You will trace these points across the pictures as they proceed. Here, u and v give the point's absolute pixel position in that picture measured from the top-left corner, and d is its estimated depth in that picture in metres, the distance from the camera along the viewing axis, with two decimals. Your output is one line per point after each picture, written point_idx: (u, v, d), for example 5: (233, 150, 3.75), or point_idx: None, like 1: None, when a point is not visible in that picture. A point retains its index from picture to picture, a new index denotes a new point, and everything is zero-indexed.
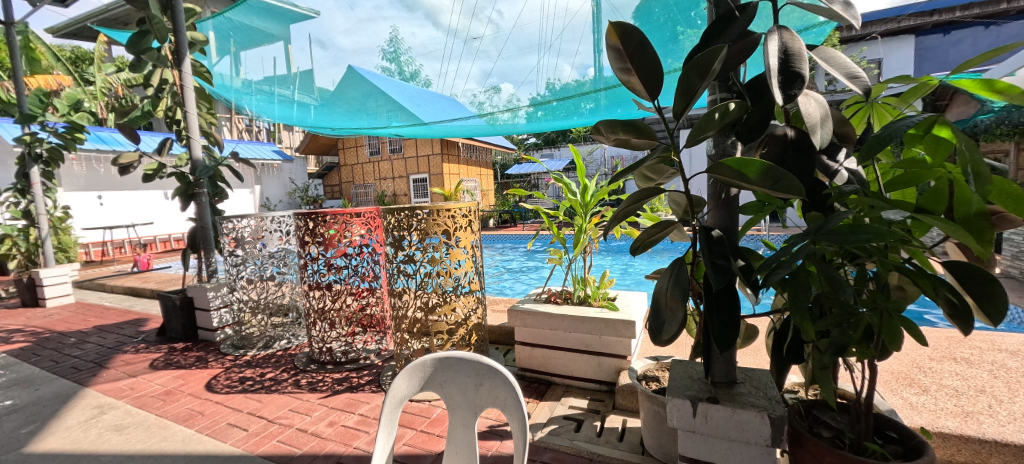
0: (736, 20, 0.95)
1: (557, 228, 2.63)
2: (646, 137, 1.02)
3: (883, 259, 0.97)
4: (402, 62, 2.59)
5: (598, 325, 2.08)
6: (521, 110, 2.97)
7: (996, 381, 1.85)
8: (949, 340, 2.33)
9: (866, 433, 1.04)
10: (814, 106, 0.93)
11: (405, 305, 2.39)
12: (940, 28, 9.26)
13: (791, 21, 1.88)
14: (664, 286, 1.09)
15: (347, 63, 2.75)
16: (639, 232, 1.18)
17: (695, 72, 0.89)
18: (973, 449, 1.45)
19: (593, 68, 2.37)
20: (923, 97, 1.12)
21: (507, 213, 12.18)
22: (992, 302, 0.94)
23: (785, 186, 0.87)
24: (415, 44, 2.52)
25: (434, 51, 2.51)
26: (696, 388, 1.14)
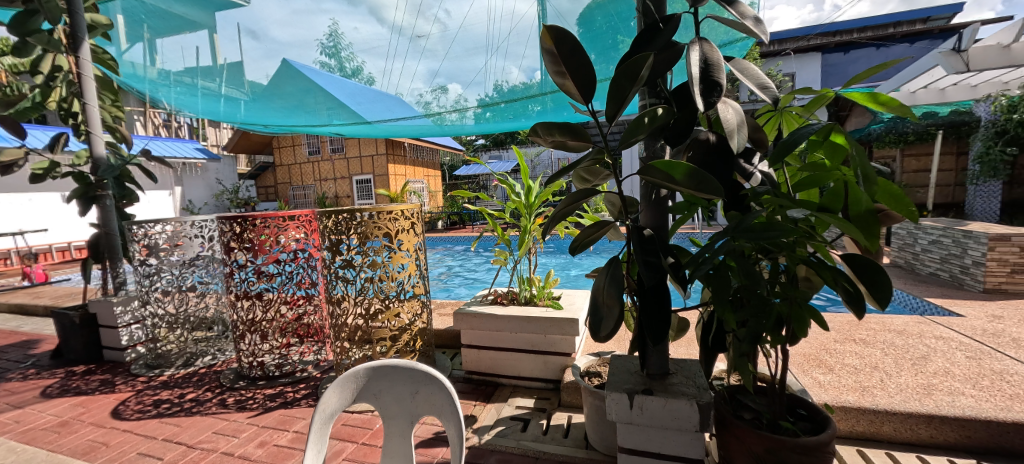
0: (662, 30, 1.01)
1: (502, 229, 2.63)
2: (581, 139, 1.05)
3: (791, 253, 1.07)
4: (343, 58, 2.41)
5: (544, 324, 2.11)
6: (469, 110, 2.91)
7: (886, 358, 2.12)
8: (849, 324, 2.64)
9: (780, 412, 1.14)
10: (732, 113, 1.00)
11: (345, 313, 2.28)
12: (841, 47, 10.47)
13: (719, 35, 2.01)
14: (601, 284, 1.12)
15: (282, 56, 2.52)
16: (578, 231, 1.21)
17: (625, 78, 0.93)
18: (868, 419, 1.65)
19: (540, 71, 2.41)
20: (823, 107, 1.25)
21: (456, 215, 12.07)
22: (880, 289, 1.06)
23: (707, 187, 0.93)
24: (358, 40, 2.39)
25: (379, 47, 2.42)
26: (632, 382, 1.19)
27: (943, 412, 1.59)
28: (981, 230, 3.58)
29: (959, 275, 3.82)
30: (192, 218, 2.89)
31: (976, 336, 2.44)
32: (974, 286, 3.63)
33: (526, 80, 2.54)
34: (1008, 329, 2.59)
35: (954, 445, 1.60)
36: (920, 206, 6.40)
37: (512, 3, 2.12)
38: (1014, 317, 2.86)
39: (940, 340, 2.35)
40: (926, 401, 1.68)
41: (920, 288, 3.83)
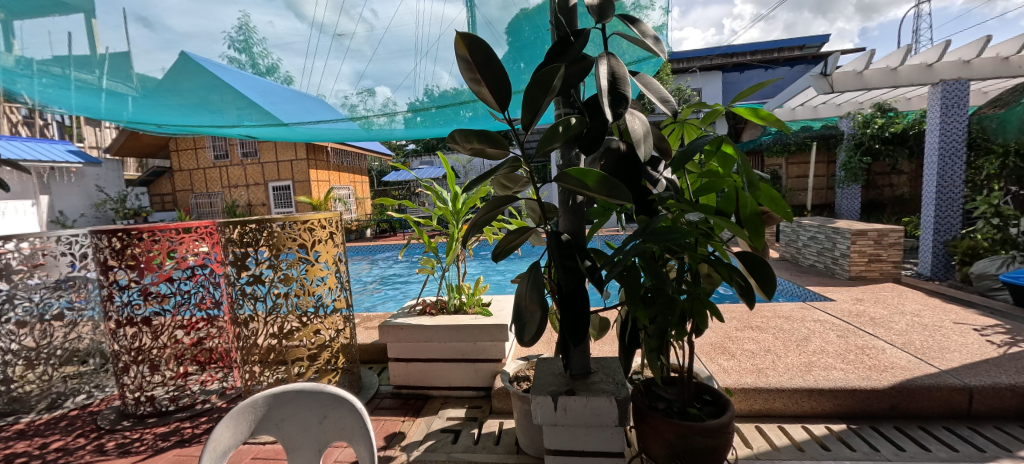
0: (573, 43, 1.05)
1: (429, 237, 2.57)
2: (499, 146, 1.05)
3: (693, 253, 1.17)
4: (254, 54, 2.20)
5: (473, 331, 2.09)
6: (399, 114, 2.86)
7: (777, 342, 2.40)
8: (747, 313, 2.96)
9: (688, 400, 1.23)
10: (638, 123, 1.07)
11: (254, 334, 2.08)
12: (737, 68, 11.83)
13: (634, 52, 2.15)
14: (523, 290, 1.14)
15: (180, 48, 2.17)
16: (500, 238, 1.21)
17: (539, 88, 0.96)
18: (763, 397, 1.85)
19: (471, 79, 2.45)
20: (717, 120, 1.38)
21: (386, 223, 11.62)
22: (766, 282, 1.19)
23: (617, 194, 0.99)
24: (272, 34, 2.16)
25: (295, 43, 2.21)
26: (556, 383, 1.22)
27: (821, 385, 1.84)
28: (845, 227, 4.22)
29: (831, 265, 4.47)
30: (58, 233, 2.47)
31: (844, 317, 2.87)
32: (842, 275, 4.27)
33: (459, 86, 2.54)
34: (867, 309, 3.09)
35: (830, 412, 1.85)
36: (801, 207, 7.40)
37: (441, 7, 2.11)
38: (871, 299, 3.40)
39: (817, 323, 2.72)
40: (807, 377, 1.93)
41: (803, 278, 4.42)
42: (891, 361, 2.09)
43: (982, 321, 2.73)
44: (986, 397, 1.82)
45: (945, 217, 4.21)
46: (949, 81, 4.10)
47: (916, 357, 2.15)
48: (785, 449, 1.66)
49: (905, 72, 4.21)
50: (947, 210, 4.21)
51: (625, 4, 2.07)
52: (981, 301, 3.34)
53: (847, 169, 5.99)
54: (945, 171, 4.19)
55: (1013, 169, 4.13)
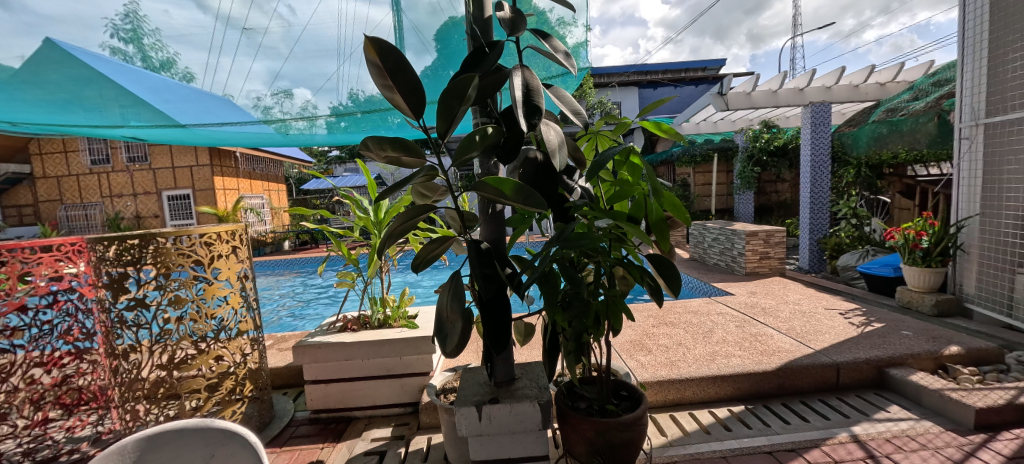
0: (488, 53, 1.07)
1: (348, 249, 2.43)
2: (414, 155, 1.03)
3: (606, 256, 1.24)
4: (145, 45, 1.93)
5: (398, 346, 2.01)
6: (320, 118, 2.64)
7: (686, 335, 2.63)
8: (662, 310, 3.20)
9: (607, 397, 1.30)
10: (553, 134, 1.10)
11: (139, 365, 1.81)
12: (651, 85, 12.89)
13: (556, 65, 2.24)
14: (445, 301, 1.11)
15: (45, 34, 1.84)
16: (419, 248, 1.17)
17: (453, 96, 0.95)
18: (676, 387, 2.01)
19: None
20: (625, 132, 1.46)
21: (306, 234, 10.82)
22: (672, 281, 1.29)
23: (533, 202, 1.02)
24: (167, 25, 1.89)
25: (194, 35, 1.96)
26: (481, 393, 1.22)
27: (723, 372, 2.05)
28: (741, 229, 4.76)
29: (730, 263, 5.01)
30: None
31: (742, 309, 3.22)
32: (739, 271, 4.80)
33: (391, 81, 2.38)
34: (760, 301, 3.50)
35: (731, 396, 2.06)
36: (707, 211, 8.21)
37: (365, 10, 2.07)
38: (763, 292, 3.87)
39: (720, 316, 3.03)
40: (712, 366, 2.13)
41: (708, 276, 4.90)
42: (778, 346, 2.39)
43: (846, 306, 3.22)
44: (849, 371, 2.14)
45: (818, 218, 4.88)
46: (815, 104, 4.84)
47: (798, 340, 2.47)
48: (694, 434, 1.81)
49: (783, 95, 4.88)
50: (818, 212, 4.89)
51: (550, 20, 2.17)
52: (845, 289, 3.95)
53: (742, 177, 6.77)
54: (816, 179, 4.88)
55: (863, 178, 4.97)
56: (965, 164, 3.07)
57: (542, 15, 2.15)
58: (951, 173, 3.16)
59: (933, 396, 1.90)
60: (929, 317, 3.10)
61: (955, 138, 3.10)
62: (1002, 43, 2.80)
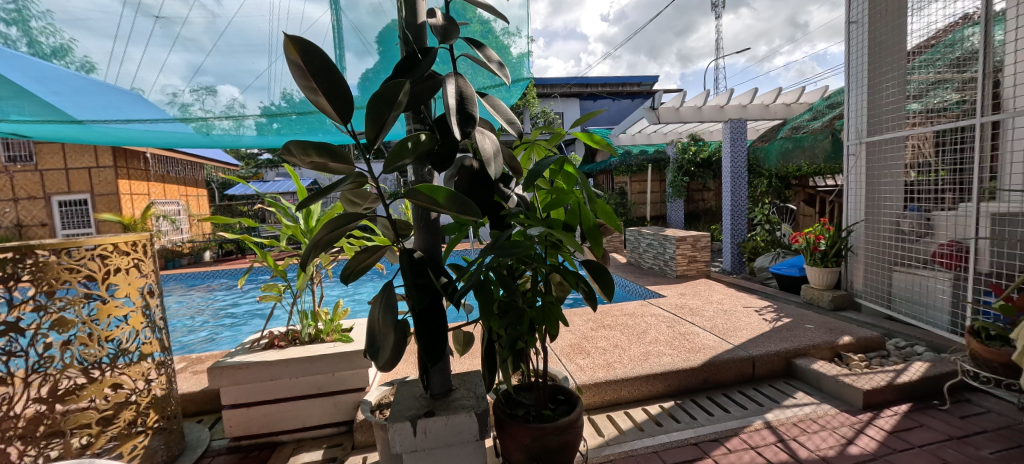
0: (421, 60, 1.05)
1: (275, 260, 2.26)
2: (342, 161, 0.98)
3: (541, 263, 1.26)
4: (32, 29, 1.69)
5: (331, 361, 1.90)
6: (249, 118, 2.36)
7: (622, 336, 2.75)
8: (600, 313, 3.31)
9: (544, 402, 1.31)
10: (488, 143, 1.11)
11: (9, 401, 1.54)
12: (591, 97, 13.48)
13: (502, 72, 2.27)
14: (377, 313, 1.07)
15: None
16: (348, 259, 1.12)
17: (382, 102, 0.93)
18: (612, 387, 2.09)
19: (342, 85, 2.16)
20: (561, 142, 1.49)
21: (230, 244, 9.95)
22: (606, 285, 1.34)
23: (467, 210, 1.01)
24: (59, 7, 1.67)
25: (94, 20, 1.74)
26: (416, 407, 1.18)
27: (655, 370, 2.17)
28: (671, 235, 5.10)
29: (662, 267, 5.33)
30: None
31: (672, 309, 3.43)
32: (671, 274, 5.11)
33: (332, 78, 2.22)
34: (688, 301, 3.75)
35: (662, 393, 2.18)
36: (642, 218, 8.70)
37: (300, 6, 1.97)
38: (691, 293, 4.16)
39: (653, 317, 3.19)
40: (645, 365, 2.24)
41: (643, 279, 5.18)
42: (704, 343, 2.57)
43: (760, 304, 3.55)
44: (763, 364, 2.36)
45: (738, 224, 5.33)
46: (733, 120, 5.33)
47: (721, 337, 2.68)
48: (629, 432, 1.89)
49: (707, 111, 5.31)
50: (737, 219, 5.33)
51: (495, 29, 2.20)
52: (760, 288, 4.36)
53: (673, 186, 7.25)
54: (735, 188, 5.34)
55: (773, 188, 5.53)
56: (852, 177, 3.51)
57: (488, 24, 2.18)
58: (842, 184, 3.61)
59: (831, 382, 2.14)
60: (828, 311, 3.50)
61: (844, 154, 3.56)
62: (877, 72, 3.27)
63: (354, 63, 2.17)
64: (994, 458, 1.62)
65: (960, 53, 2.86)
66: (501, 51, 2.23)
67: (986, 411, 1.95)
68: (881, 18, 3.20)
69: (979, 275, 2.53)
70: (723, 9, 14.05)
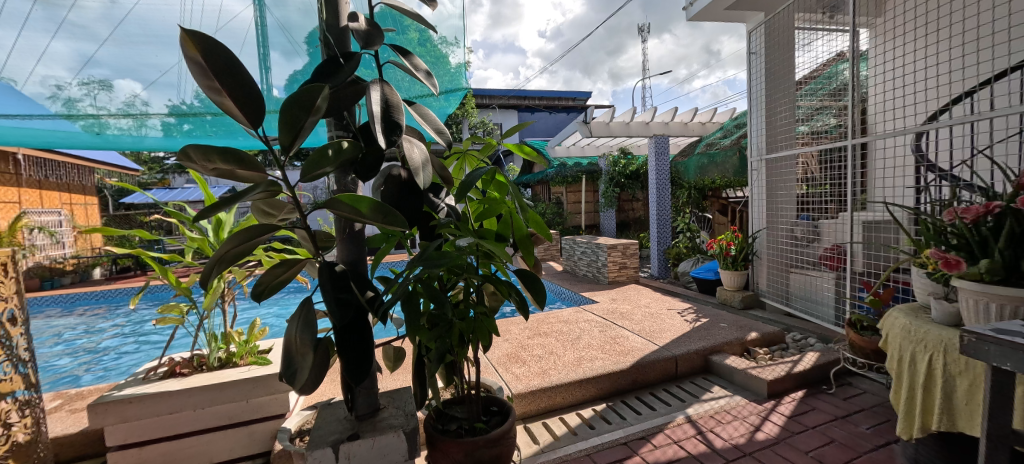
0: (343, 65, 1.00)
1: (176, 277, 2.01)
2: (251, 168, 0.91)
3: (472, 273, 1.24)
4: None
5: (245, 387, 1.72)
6: (153, 117, 2.09)
7: (557, 343, 2.81)
8: (537, 321, 3.37)
9: (476, 416, 1.30)
10: (417, 152, 1.08)
11: None
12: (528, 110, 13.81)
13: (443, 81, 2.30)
14: (293, 331, 0.98)
15: None
16: (261, 275, 1.03)
17: (298, 107, 0.87)
18: (547, 394, 2.12)
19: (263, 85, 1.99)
20: (493, 152, 1.49)
21: (125, 260, 8.72)
22: (538, 293, 1.35)
23: (392, 220, 0.97)
24: None
25: None
26: (339, 430, 1.11)
27: (587, 375, 2.24)
28: (603, 243, 5.34)
29: (595, 274, 5.55)
30: None
31: (604, 315, 3.58)
32: (603, 281, 5.35)
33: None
34: (618, 306, 3.93)
35: (595, 396, 2.26)
36: (577, 227, 9.02)
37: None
38: (621, 298, 4.37)
39: (587, 323, 3.31)
40: (579, 370, 2.31)
41: (578, 286, 5.35)
42: (632, 346, 2.70)
43: (682, 307, 3.82)
44: (684, 362, 2.53)
45: (663, 232, 5.71)
46: (657, 136, 5.75)
47: (648, 339, 2.84)
48: (563, 437, 1.93)
49: (634, 126, 5.67)
50: (663, 227, 5.71)
51: (433, 38, 2.19)
52: (682, 292, 4.70)
53: (605, 197, 7.63)
54: (660, 199, 5.72)
55: (693, 199, 6.02)
56: (757, 189, 3.91)
57: (426, 33, 2.16)
58: (748, 195, 4.01)
59: (742, 375, 2.36)
60: (739, 310, 3.86)
61: (748, 169, 3.97)
62: (773, 97, 3.71)
63: (281, 63, 2.04)
64: (869, 433, 1.87)
65: (836, 85, 3.34)
66: (439, 60, 2.23)
67: (863, 392, 2.26)
68: (776, 51, 3.66)
69: (855, 274, 2.93)
70: (648, 33, 15.13)
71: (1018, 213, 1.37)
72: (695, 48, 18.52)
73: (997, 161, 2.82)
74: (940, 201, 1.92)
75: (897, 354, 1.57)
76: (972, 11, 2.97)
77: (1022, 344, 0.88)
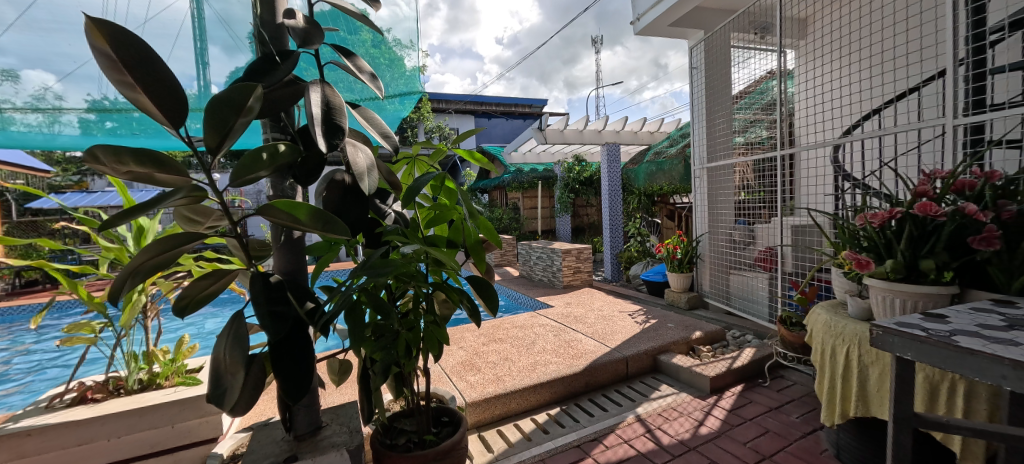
0: (279, 64, 0.95)
1: (88, 291, 1.80)
2: (170, 172, 0.83)
3: (420, 281, 1.20)
4: None
5: (170, 411, 1.57)
6: (69, 113, 1.88)
7: (512, 349, 2.81)
8: (492, 328, 3.35)
9: (426, 427, 1.27)
10: (361, 157, 1.04)
11: None
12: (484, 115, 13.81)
13: (398, 85, 2.26)
14: (221, 348, 0.90)
15: None
16: (184, 288, 0.94)
17: (225, 107, 0.81)
18: (501, 401, 2.11)
19: (201, 81, 1.81)
20: (443, 159, 1.46)
21: (27, 272, 7.72)
22: (490, 299, 1.34)
23: (333, 228, 0.93)
24: None
25: None
26: (276, 453, 1.04)
27: (541, 380, 2.25)
28: (558, 248, 5.43)
29: (551, 278, 5.62)
30: None
31: (559, 319, 3.63)
32: (559, 285, 5.43)
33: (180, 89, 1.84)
34: (572, 310, 4.00)
35: (548, 400, 2.27)
36: (533, 232, 9.10)
37: None
38: (576, 302, 4.45)
39: (542, 327, 3.33)
40: (533, 375, 2.32)
41: (534, 291, 5.39)
42: (585, 348, 2.76)
43: (632, 309, 3.95)
44: (634, 363, 2.62)
45: (616, 236, 5.89)
46: (609, 144, 5.94)
47: (600, 342, 2.90)
48: (518, 443, 1.92)
49: (587, 134, 5.83)
50: (616, 232, 5.89)
51: (388, 40, 2.13)
52: (633, 294, 4.87)
53: (561, 202, 7.77)
54: (613, 205, 5.90)
55: (643, 204, 6.27)
56: (700, 195, 4.15)
57: (380, 34, 2.09)
58: (692, 201, 4.25)
59: (688, 373, 2.47)
60: (685, 310, 4.06)
61: (692, 177, 4.20)
62: (712, 110, 3.96)
63: (221, 58, 1.85)
64: (798, 421, 2.02)
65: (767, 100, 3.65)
66: (393, 62, 2.17)
67: (794, 384, 2.44)
68: (714, 66, 3.92)
69: (786, 274, 3.18)
70: (601, 45, 15.65)
71: (915, 217, 1.53)
72: (645, 60, 19.37)
73: (899, 171, 3.18)
74: (852, 207, 2.12)
75: (820, 347, 1.71)
76: (880, 37, 3.33)
77: (919, 335, 0.98)
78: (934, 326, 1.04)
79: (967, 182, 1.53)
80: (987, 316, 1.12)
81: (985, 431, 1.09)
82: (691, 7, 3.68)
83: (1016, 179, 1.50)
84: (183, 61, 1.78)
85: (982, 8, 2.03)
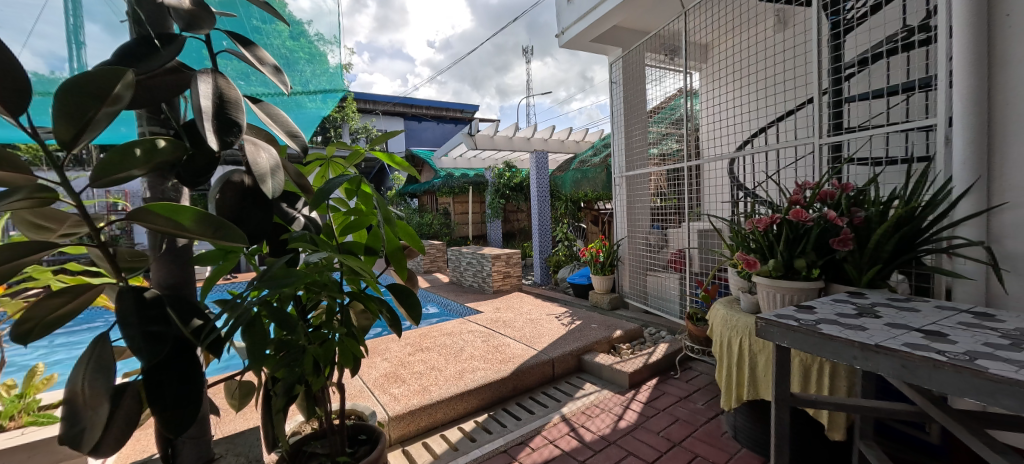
0: (159, 49, 0.83)
1: None
2: (4, 167, 0.69)
3: (332, 292, 1.11)
4: None
5: (14, 459, 1.30)
6: None
7: (439, 357, 2.75)
8: (419, 336, 3.24)
9: (340, 447, 1.19)
10: (262, 157, 0.94)
11: None
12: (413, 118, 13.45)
13: (321, 82, 2.13)
14: (78, 378, 0.76)
15: None
16: (27, 309, 0.78)
17: (84, 94, 0.69)
18: (426, 412, 2.05)
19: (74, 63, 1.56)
20: (360, 162, 1.37)
21: None
22: (412, 308, 1.28)
23: (225, 234, 0.82)
24: None
25: None
26: None
27: (468, 387, 2.23)
28: (487, 253, 5.44)
29: (481, 283, 5.61)
30: None
31: (487, 324, 3.63)
32: (489, 290, 5.45)
33: (44, 72, 1.57)
34: (501, 315, 4.02)
35: (476, 407, 2.25)
36: (463, 237, 9.02)
37: None
38: (505, 306, 4.49)
39: (470, 333, 3.31)
40: (460, 383, 2.29)
41: (463, 297, 5.33)
42: (513, 353, 2.78)
43: (559, 311, 4.08)
44: (560, 364, 2.69)
45: (545, 241, 6.05)
46: (537, 151, 6.09)
47: (528, 345, 2.95)
48: (444, 454, 1.88)
49: (516, 141, 5.92)
50: (544, 237, 6.06)
51: (308, 33, 1.97)
52: (560, 297, 5.02)
53: (492, 207, 7.82)
54: (542, 211, 6.05)
55: (569, 210, 6.51)
56: (619, 201, 4.42)
57: (299, 27, 1.94)
58: (612, 209, 4.50)
59: (609, 371, 2.60)
60: (608, 311, 4.29)
61: (612, 184, 4.45)
62: (630, 122, 4.25)
63: (102, 38, 1.56)
64: (703, 408, 2.23)
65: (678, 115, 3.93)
66: (314, 58, 2.03)
67: (700, 373, 2.68)
68: (631, 82, 4.22)
69: (693, 274, 3.48)
70: (531, 55, 16.05)
71: (791, 222, 1.77)
72: (572, 73, 20.28)
73: (780, 182, 3.65)
74: (744, 214, 2.38)
75: (719, 339, 1.89)
76: (766, 66, 3.82)
77: (794, 325, 1.13)
78: (805, 317, 1.21)
79: (829, 193, 1.77)
80: (846, 306, 1.32)
81: (845, 405, 1.28)
82: (609, 25, 3.91)
83: (864, 190, 1.78)
84: (51, 39, 1.49)
85: (839, 46, 2.40)
